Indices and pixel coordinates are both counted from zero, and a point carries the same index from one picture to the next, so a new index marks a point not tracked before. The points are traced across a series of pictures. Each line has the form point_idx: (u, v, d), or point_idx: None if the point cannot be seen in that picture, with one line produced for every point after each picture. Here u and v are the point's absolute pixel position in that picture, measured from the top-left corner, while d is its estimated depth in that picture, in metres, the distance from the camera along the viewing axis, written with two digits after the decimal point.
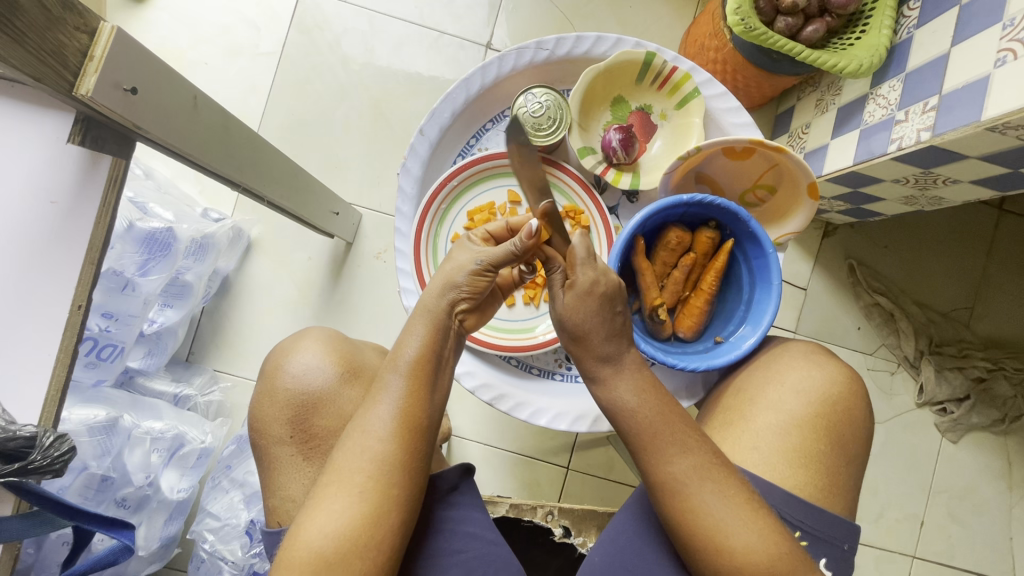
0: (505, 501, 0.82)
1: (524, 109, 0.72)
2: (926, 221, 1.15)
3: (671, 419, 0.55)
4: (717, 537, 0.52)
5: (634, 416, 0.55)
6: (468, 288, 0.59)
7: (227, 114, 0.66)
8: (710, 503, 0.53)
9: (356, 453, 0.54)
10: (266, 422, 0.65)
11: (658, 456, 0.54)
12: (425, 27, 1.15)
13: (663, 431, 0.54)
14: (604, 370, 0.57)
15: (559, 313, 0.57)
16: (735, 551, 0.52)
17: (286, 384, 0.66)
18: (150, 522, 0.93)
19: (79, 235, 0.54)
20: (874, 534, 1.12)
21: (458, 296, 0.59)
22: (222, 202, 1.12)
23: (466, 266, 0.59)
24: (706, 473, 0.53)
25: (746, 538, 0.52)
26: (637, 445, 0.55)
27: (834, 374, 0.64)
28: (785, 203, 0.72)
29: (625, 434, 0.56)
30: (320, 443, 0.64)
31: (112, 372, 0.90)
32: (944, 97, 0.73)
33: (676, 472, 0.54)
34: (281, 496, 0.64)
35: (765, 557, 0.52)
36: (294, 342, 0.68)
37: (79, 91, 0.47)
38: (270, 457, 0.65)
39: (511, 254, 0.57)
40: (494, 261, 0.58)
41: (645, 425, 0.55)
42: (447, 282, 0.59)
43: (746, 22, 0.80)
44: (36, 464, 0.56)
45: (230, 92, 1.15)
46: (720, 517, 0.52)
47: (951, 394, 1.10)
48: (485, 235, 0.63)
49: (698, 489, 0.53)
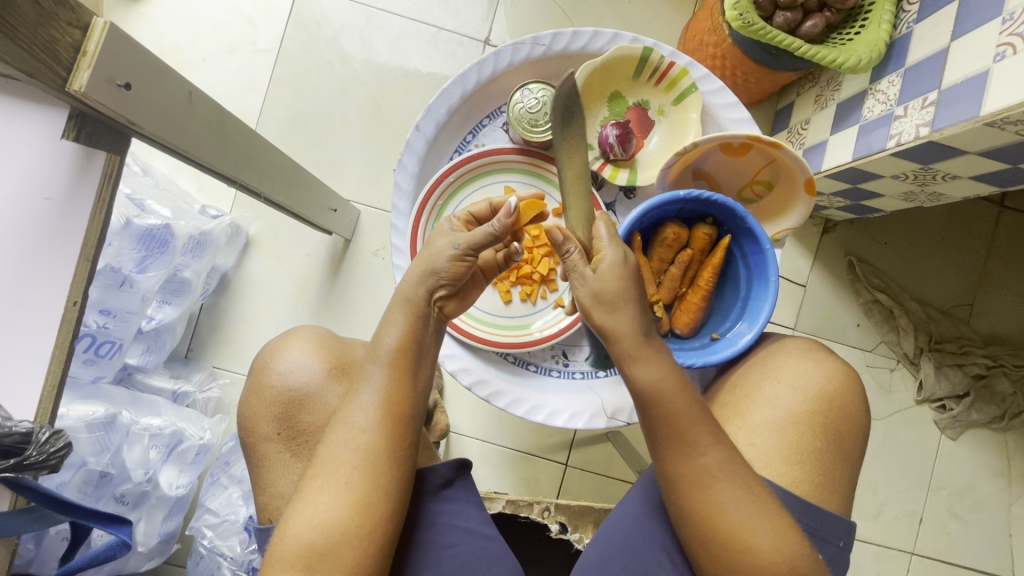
0: (502, 496, 0.84)
1: (520, 105, 0.72)
2: (926, 217, 1.14)
3: (694, 411, 0.54)
4: (740, 532, 0.52)
5: (659, 403, 0.55)
6: (446, 273, 0.59)
7: (223, 110, 0.66)
8: (733, 501, 0.53)
9: (339, 444, 0.55)
10: (254, 419, 0.65)
11: (686, 449, 0.54)
12: (423, 23, 1.15)
13: (691, 422, 0.54)
14: (634, 345, 0.56)
15: (594, 287, 0.55)
16: (760, 548, 0.52)
17: (272, 382, 0.66)
18: (150, 517, 0.94)
19: (75, 231, 0.55)
20: (873, 530, 1.11)
21: (437, 283, 0.59)
22: (221, 198, 1.12)
23: (445, 251, 0.59)
24: (735, 467, 0.53)
25: (766, 536, 0.52)
26: (659, 436, 0.55)
27: (831, 371, 0.64)
28: (782, 199, 0.71)
29: (645, 423, 0.56)
30: (307, 439, 0.64)
31: (111, 368, 0.91)
32: (942, 93, 0.72)
33: (709, 464, 0.53)
34: (272, 493, 0.64)
35: (786, 555, 0.52)
36: (281, 340, 0.68)
37: (71, 87, 0.47)
38: (260, 454, 0.65)
39: (490, 237, 0.58)
40: (473, 245, 0.58)
41: (667, 415, 0.55)
42: (426, 269, 0.59)
43: (744, 17, 0.80)
44: (31, 460, 0.56)
45: (228, 88, 1.15)
46: (738, 516, 0.52)
47: (950, 390, 1.10)
48: (468, 217, 0.63)
49: (723, 484, 0.53)
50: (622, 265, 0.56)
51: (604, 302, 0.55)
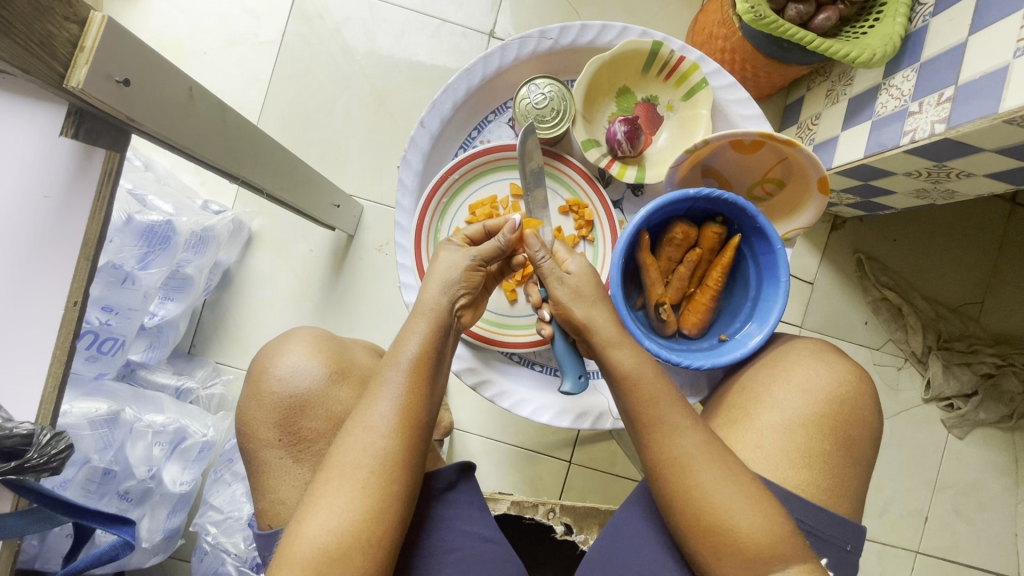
0: (506, 498, 0.84)
1: (526, 101, 0.70)
2: (936, 214, 1.13)
3: (671, 395, 0.56)
4: (720, 515, 0.53)
5: (635, 386, 0.56)
6: (462, 284, 0.60)
7: (225, 106, 0.64)
8: (714, 481, 0.53)
9: (357, 449, 0.54)
10: (253, 425, 0.65)
11: (666, 433, 0.55)
12: (427, 16, 1.13)
13: (666, 405, 0.55)
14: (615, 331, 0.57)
15: (573, 284, 0.58)
16: (740, 530, 0.52)
17: (272, 387, 0.65)
18: (153, 514, 0.93)
19: (74, 231, 0.54)
20: (878, 530, 1.11)
21: (457, 293, 0.60)
22: (223, 194, 1.11)
23: (460, 264, 0.60)
24: (713, 448, 0.54)
25: (749, 517, 0.52)
26: (638, 421, 0.56)
27: (842, 373, 0.62)
28: (795, 198, 0.70)
29: (625, 411, 0.57)
30: (309, 445, 0.64)
31: (114, 365, 0.90)
32: (959, 89, 0.71)
33: (684, 448, 0.54)
34: (272, 499, 0.64)
35: (769, 537, 0.52)
36: (279, 344, 0.67)
37: (68, 83, 0.45)
38: (260, 461, 0.65)
39: (498, 250, 0.61)
40: (485, 257, 0.61)
41: (645, 397, 0.56)
42: (445, 281, 0.59)
43: (757, 10, 0.77)
44: (32, 462, 0.55)
45: (231, 83, 1.13)
46: (719, 497, 0.53)
47: (958, 390, 1.08)
48: (465, 239, 0.64)
49: (703, 466, 0.54)
50: (591, 269, 0.60)
51: (583, 296, 0.58)
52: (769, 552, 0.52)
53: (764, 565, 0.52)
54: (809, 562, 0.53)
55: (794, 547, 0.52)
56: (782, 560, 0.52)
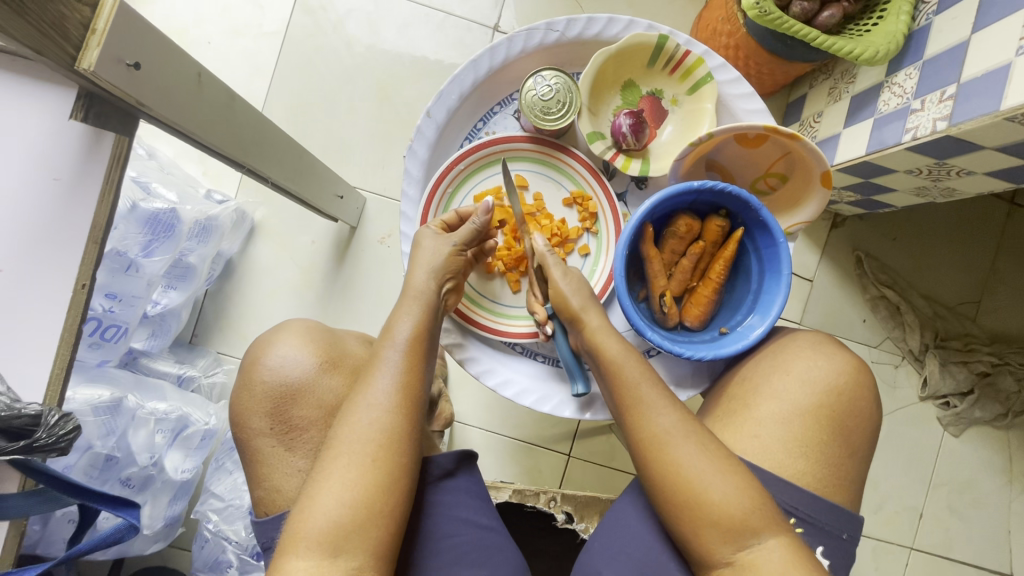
0: (508, 487, 0.86)
1: (532, 92, 0.70)
2: (935, 213, 1.14)
3: (650, 379, 0.59)
4: (699, 492, 0.53)
5: (618, 370, 0.60)
6: (447, 269, 0.64)
7: (232, 92, 0.65)
8: (688, 455, 0.55)
9: (363, 426, 0.55)
10: (246, 415, 0.66)
11: (645, 409, 0.58)
12: (432, 9, 1.13)
13: (646, 385, 0.59)
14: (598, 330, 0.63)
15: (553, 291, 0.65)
16: (715, 505, 0.53)
17: (263, 377, 0.66)
18: (155, 501, 0.94)
19: (83, 214, 0.54)
20: (874, 525, 1.12)
21: (443, 276, 0.64)
22: (226, 183, 1.12)
23: (443, 249, 0.64)
24: (690, 427, 0.56)
25: (721, 489, 0.53)
26: (624, 402, 0.59)
27: (841, 364, 0.63)
28: (797, 192, 0.71)
29: (611, 394, 0.61)
30: (301, 433, 0.65)
31: (117, 352, 0.91)
32: (961, 86, 0.71)
33: (662, 425, 0.56)
34: (268, 487, 0.64)
35: (740, 511, 0.53)
36: (271, 336, 0.68)
37: (80, 65, 0.46)
38: (253, 449, 0.65)
39: (474, 232, 0.66)
40: (464, 241, 0.65)
41: (627, 379, 0.59)
42: (432, 266, 0.63)
43: (761, 6, 0.78)
44: (40, 443, 0.55)
45: (235, 73, 1.13)
46: (700, 471, 0.54)
47: (954, 387, 1.10)
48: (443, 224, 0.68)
49: (680, 442, 0.55)
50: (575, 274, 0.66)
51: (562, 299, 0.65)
52: (743, 525, 0.52)
53: (737, 540, 0.52)
54: (783, 535, 0.53)
55: (766, 520, 0.53)
56: (755, 535, 0.52)
